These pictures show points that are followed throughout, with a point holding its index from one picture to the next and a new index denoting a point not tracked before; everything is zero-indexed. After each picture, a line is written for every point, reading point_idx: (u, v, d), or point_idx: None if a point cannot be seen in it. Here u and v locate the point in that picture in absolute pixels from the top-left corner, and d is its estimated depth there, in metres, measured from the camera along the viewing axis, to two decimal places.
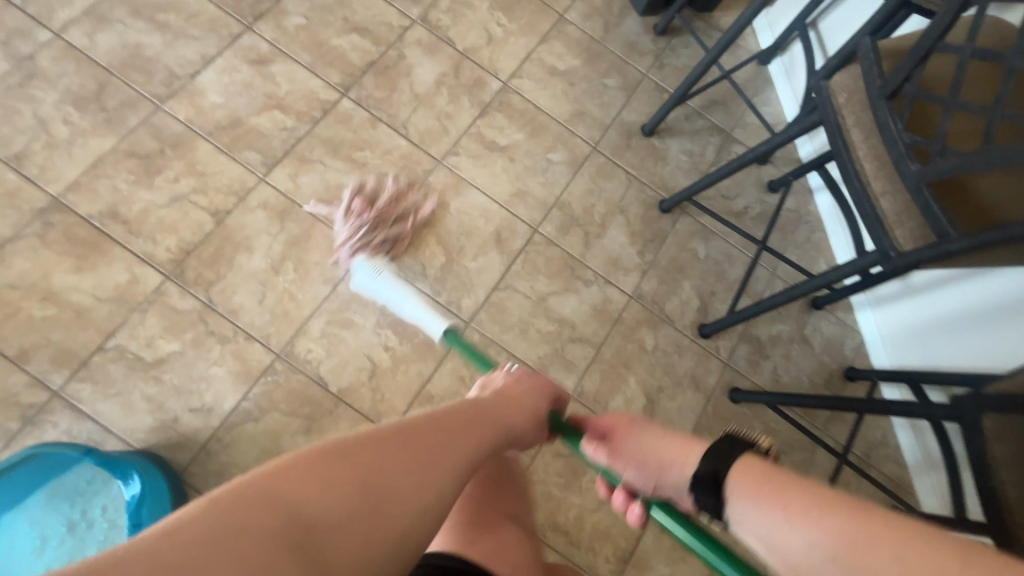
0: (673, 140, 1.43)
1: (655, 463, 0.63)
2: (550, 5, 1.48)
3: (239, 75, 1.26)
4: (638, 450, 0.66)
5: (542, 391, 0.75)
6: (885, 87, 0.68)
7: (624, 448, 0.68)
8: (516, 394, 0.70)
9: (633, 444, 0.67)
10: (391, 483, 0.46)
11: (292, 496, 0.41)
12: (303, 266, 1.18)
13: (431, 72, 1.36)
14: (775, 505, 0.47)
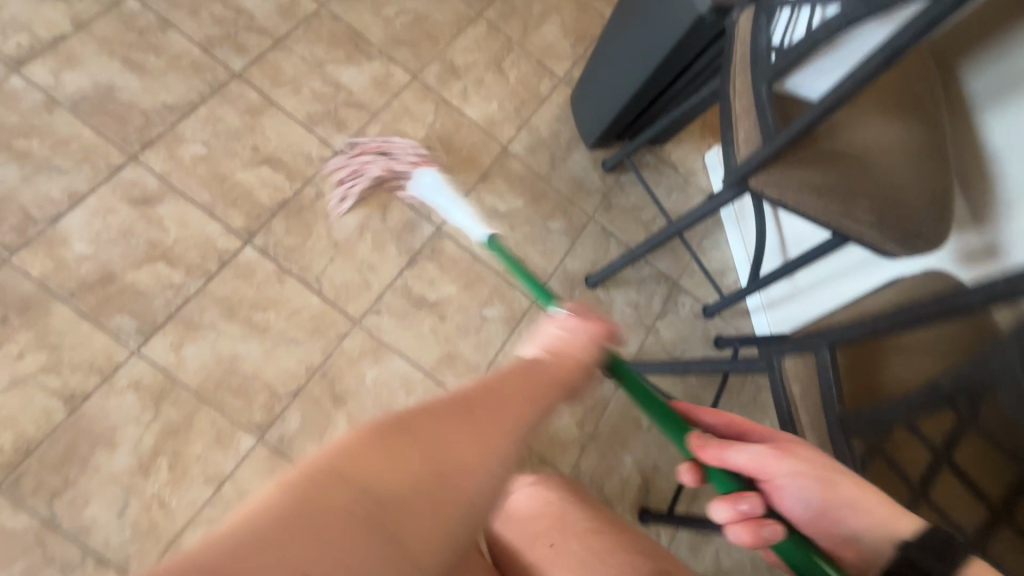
0: (618, 291, 1.33)
1: (871, 516, 0.55)
2: (492, 134, 1.36)
3: (117, 218, 1.06)
4: (803, 458, 0.58)
5: (600, 342, 0.60)
6: (844, 425, 0.66)
7: (772, 470, 0.57)
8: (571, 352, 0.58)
9: (797, 465, 0.58)
10: (466, 466, 0.42)
11: (366, 472, 0.38)
12: (179, 462, 0.99)
13: (353, 214, 1.21)
14: None
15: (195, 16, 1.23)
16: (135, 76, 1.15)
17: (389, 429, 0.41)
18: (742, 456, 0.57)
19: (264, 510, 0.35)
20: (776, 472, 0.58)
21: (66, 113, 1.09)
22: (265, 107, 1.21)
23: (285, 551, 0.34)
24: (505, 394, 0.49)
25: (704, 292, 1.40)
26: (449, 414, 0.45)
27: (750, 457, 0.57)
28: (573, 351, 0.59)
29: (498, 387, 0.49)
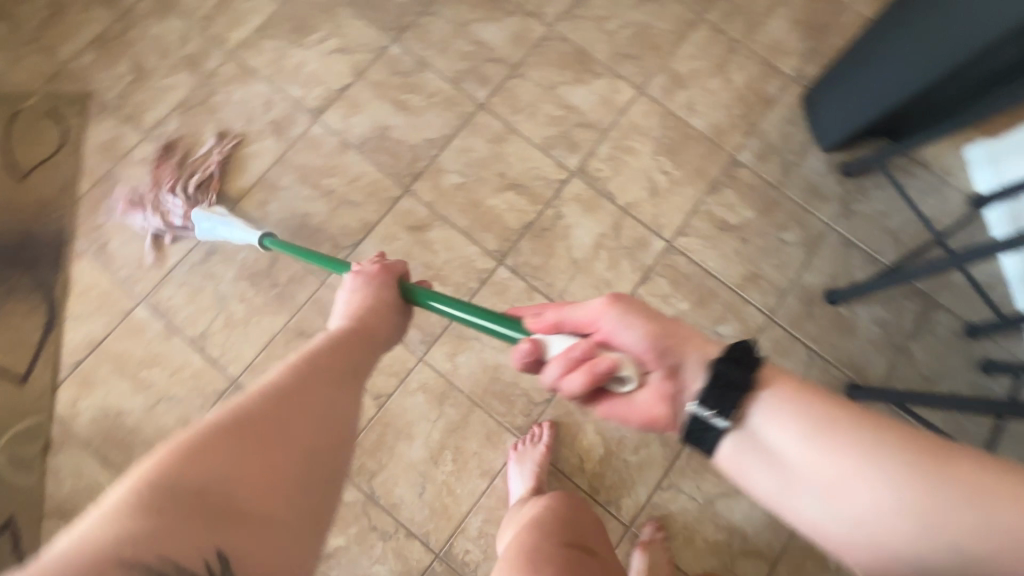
0: (860, 307, 1.25)
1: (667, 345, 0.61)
2: (720, 144, 1.32)
3: (399, 244, 1.24)
4: (628, 309, 0.63)
5: (381, 285, 0.78)
6: None
7: (602, 318, 0.64)
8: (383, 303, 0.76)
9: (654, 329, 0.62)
10: (269, 457, 0.48)
11: (219, 470, 0.45)
12: (461, 457, 1.15)
13: (589, 232, 1.27)
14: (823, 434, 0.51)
15: (444, 53, 1.36)
16: (403, 116, 1.32)
17: (241, 425, 0.48)
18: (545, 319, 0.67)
19: (178, 471, 0.43)
20: (605, 323, 0.64)
21: (356, 153, 1.29)
22: (507, 134, 1.31)
23: (160, 533, 0.40)
24: (307, 377, 0.58)
25: (966, 309, 1.25)
26: (268, 410, 0.51)
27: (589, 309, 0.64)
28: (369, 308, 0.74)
29: (300, 367, 0.59)
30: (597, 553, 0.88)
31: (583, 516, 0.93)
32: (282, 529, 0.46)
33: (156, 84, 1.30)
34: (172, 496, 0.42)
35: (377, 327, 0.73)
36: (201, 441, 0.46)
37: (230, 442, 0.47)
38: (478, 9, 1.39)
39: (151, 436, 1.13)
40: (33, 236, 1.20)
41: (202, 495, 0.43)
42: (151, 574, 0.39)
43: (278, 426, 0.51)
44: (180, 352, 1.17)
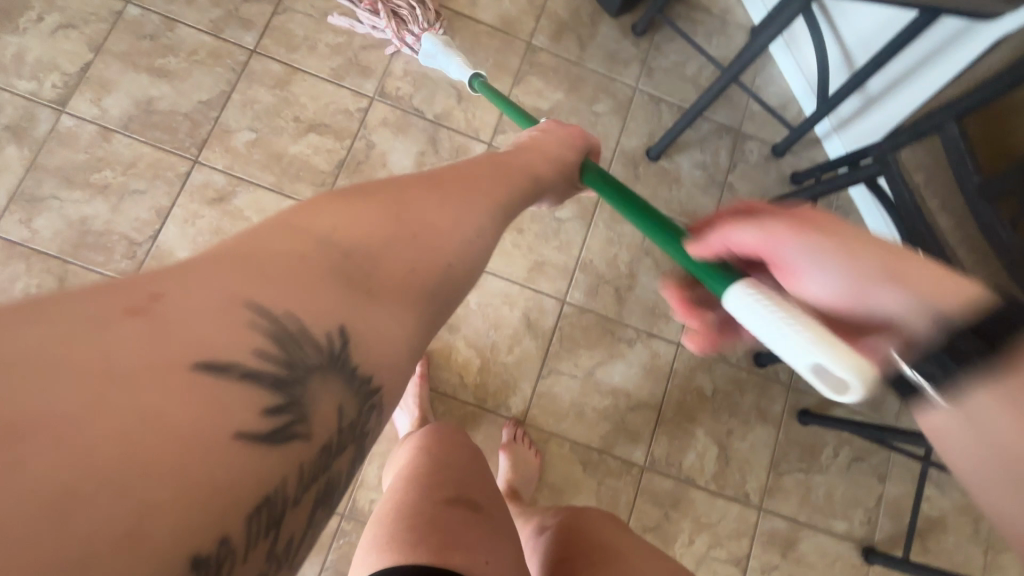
0: (681, 156, 1.31)
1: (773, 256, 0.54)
2: (513, 33, 1.30)
3: (205, 222, 1.13)
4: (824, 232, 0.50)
5: (567, 135, 0.82)
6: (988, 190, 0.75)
7: (778, 247, 0.52)
8: (540, 141, 0.78)
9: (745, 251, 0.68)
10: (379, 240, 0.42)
11: (327, 228, 0.41)
12: None
13: (406, 155, 1.22)
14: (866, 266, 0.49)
15: (192, 3, 1.20)
16: (165, 83, 1.17)
17: (360, 193, 0.45)
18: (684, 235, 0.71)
19: (320, 227, 0.40)
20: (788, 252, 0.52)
21: (122, 137, 1.14)
22: (290, 75, 1.21)
23: (240, 280, 0.34)
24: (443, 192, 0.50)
25: (769, 133, 1.34)
26: (397, 192, 0.47)
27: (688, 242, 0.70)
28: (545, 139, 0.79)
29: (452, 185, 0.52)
30: (487, 512, 0.74)
31: (470, 466, 0.80)
32: (397, 308, 0.40)
33: None
34: (307, 252, 0.38)
35: (533, 157, 0.72)
36: (323, 203, 0.43)
37: (350, 208, 0.43)
38: None
39: None
40: None
41: (332, 251, 0.39)
42: (273, 330, 0.33)
43: (399, 202, 0.46)
44: None
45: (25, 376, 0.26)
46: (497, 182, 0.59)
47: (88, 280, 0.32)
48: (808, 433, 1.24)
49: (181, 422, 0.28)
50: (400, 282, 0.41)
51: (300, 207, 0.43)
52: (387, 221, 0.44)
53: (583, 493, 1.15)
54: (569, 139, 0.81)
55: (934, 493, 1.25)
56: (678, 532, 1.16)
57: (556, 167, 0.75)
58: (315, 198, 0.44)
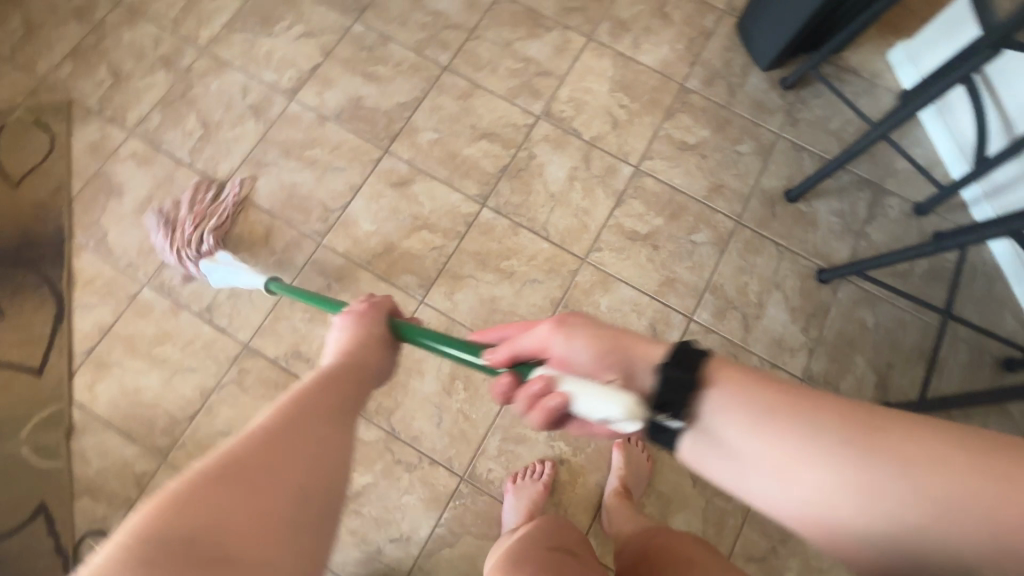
0: (819, 202, 1.36)
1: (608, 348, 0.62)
2: (669, 76, 1.44)
3: (386, 201, 1.31)
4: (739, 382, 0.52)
5: (371, 318, 0.76)
6: None
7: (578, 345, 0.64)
8: (353, 341, 0.72)
9: (606, 346, 0.62)
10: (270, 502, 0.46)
11: (195, 522, 0.42)
12: (472, 385, 1.21)
13: (561, 168, 1.36)
14: (755, 410, 0.50)
15: (405, 26, 1.45)
16: (374, 85, 1.40)
17: (228, 466, 0.46)
18: (542, 328, 0.66)
19: (122, 544, 0.40)
20: (560, 348, 0.65)
21: (334, 125, 1.37)
22: (473, 90, 1.41)
23: None
24: (289, 417, 0.53)
25: (912, 191, 1.36)
26: (249, 448, 0.48)
27: (542, 337, 0.66)
28: (365, 339, 0.72)
29: (294, 407, 0.54)
30: (581, 555, 0.82)
31: (561, 527, 0.87)
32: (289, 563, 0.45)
33: (134, 86, 1.37)
34: (135, 568, 0.39)
35: (363, 359, 0.70)
36: (190, 490, 0.43)
37: (212, 490, 0.44)
38: None
39: (170, 406, 1.16)
40: (34, 237, 1.24)
41: (180, 546, 0.41)
42: None
43: (263, 454, 0.48)
44: (190, 325, 1.22)
45: None
46: (324, 402, 0.57)
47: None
48: None
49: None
50: (278, 547, 0.45)
51: (174, 497, 0.43)
52: (213, 488, 0.44)
53: (690, 508, 1.16)
54: (382, 328, 0.76)
55: None
56: (786, 570, 1.13)
57: (372, 368, 0.70)
58: (195, 481, 0.44)
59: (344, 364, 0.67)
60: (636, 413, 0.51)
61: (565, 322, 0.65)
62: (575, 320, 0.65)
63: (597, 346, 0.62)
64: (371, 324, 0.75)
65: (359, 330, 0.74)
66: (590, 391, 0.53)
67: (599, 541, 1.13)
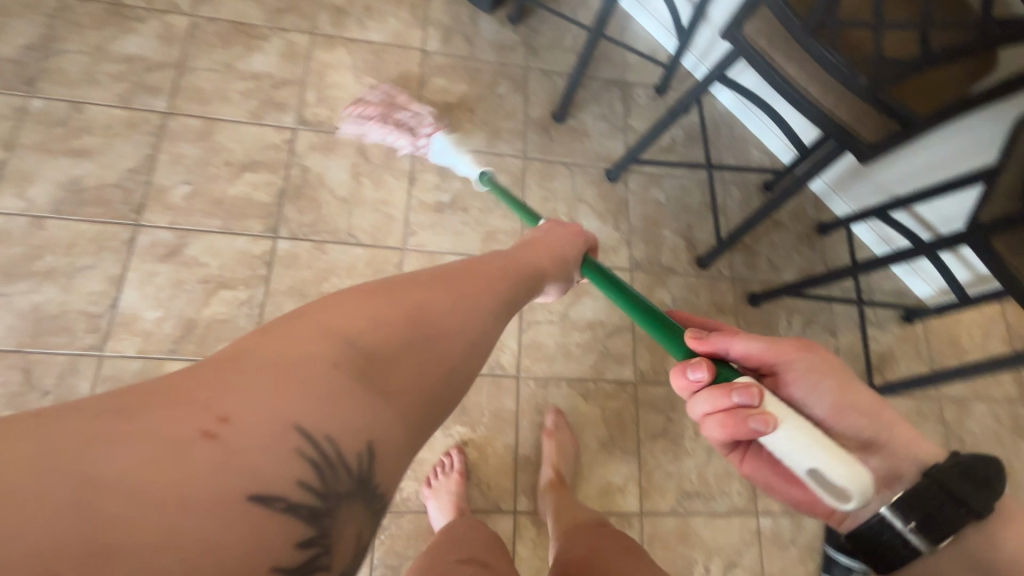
0: (583, 113, 1.48)
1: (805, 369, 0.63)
2: (407, 46, 1.43)
3: (162, 278, 1.14)
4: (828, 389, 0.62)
5: (570, 237, 0.86)
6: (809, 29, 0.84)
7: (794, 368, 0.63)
8: (544, 240, 0.81)
9: (830, 372, 0.63)
10: (426, 352, 0.45)
11: (361, 338, 0.42)
12: None
13: (342, 170, 1.29)
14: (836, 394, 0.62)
15: (95, 82, 1.24)
16: (86, 160, 1.18)
17: (391, 301, 0.46)
18: (785, 344, 0.63)
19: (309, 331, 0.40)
20: (790, 368, 0.63)
21: (56, 221, 1.14)
22: (210, 125, 1.26)
23: (279, 399, 0.35)
24: (455, 285, 0.53)
25: (649, 77, 1.54)
26: (417, 294, 0.49)
27: (766, 353, 0.63)
28: (553, 241, 0.82)
29: (452, 276, 0.55)
30: (491, 564, 0.82)
31: (478, 536, 0.89)
32: (423, 430, 0.43)
33: None
34: (332, 360, 0.39)
35: (538, 254, 0.76)
36: (356, 306, 0.44)
37: (384, 317, 0.44)
38: (105, 26, 1.28)
39: None
40: None
41: (359, 353, 0.41)
42: (315, 452, 0.35)
43: (421, 311, 0.48)
44: None
45: (106, 499, 0.28)
46: (500, 287, 0.59)
47: (149, 387, 0.33)
48: (762, 313, 1.40)
49: (226, 517, 0.30)
50: (423, 404, 0.43)
51: (343, 307, 0.44)
52: (403, 325, 0.45)
53: (592, 422, 1.23)
54: (570, 239, 0.85)
55: (875, 331, 1.45)
56: (684, 429, 1.26)
57: (540, 269, 0.73)
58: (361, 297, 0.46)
59: (521, 253, 0.71)
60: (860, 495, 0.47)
61: (811, 349, 0.63)
62: (823, 352, 0.63)
63: (833, 393, 0.63)
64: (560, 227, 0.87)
65: (555, 233, 0.85)
66: (804, 445, 0.51)
67: (528, 495, 1.16)
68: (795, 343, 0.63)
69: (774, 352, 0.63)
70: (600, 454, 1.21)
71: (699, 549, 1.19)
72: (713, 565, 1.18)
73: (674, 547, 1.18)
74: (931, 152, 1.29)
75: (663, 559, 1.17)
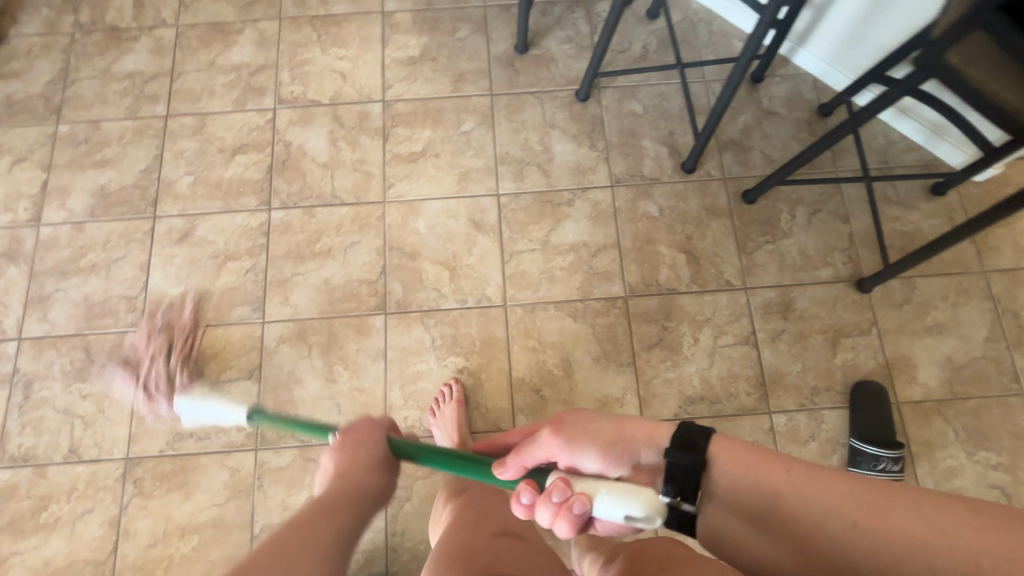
0: (547, 39, 1.45)
1: (580, 440, 0.69)
2: (367, 11, 1.48)
3: (181, 258, 1.30)
4: (605, 441, 0.68)
5: (368, 439, 0.83)
6: None
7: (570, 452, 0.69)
8: (352, 461, 0.80)
9: (594, 434, 0.69)
10: None
11: None
12: (349, 362, 1.22)
13: (320, 138, 1.38)
14: (614, 436, 0.68)
15: (108, 100, 1.41)
16: (109, 168, 1.36)
17: None
18: (544, 439, 0.71)
19: None
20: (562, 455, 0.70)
21: (92, 223, 1.32)
22: (203, 120, 1.39)
23: None
24: (255, 572, 0.55)
25: None
26: None
27: (538, 452, 0.71)
28: (357, 464, 0.79)
29: (248, 566, 0.56)
30: (528, 538, 0.85)
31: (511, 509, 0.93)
32: None
33: None
34: None
35: (343, 489, 0.74)
36: None
37: None
38: (109, 51, 1.45)
39: (87, 554, 1.13)
40: None
41: None
42: None
43: None
44: (62, 476, 1.17)
45: None
46: (315, 547, 0.61)
47: None
48: (760, 209, 1.31)
49: None
50: None
51: None
52: None
53: (584, 340, 1.24)
54: (369, 442, 0.83)
55: (898, 210, 1.31)
56: (681, 336, 1.23)
57: (365, 496, 0.75)
58: None
59: (333, 494, 0.73)
60: (653, 507, 0.58)
61: (564, 425, 0.70)
62: (573, 416, 0.71)
63: (591, 446, 0.68)
64: (357, 428, 0.85)
65: (348, 446, 0.82)
66: (613, 502, 0.59)
67: (526, 415, 1.19)
68: (550, 425, 0.71)
69: (546, 456, 0.71)
70: (595, 370, 1.22)
71: None
72: None
73: None
74: None
75: None
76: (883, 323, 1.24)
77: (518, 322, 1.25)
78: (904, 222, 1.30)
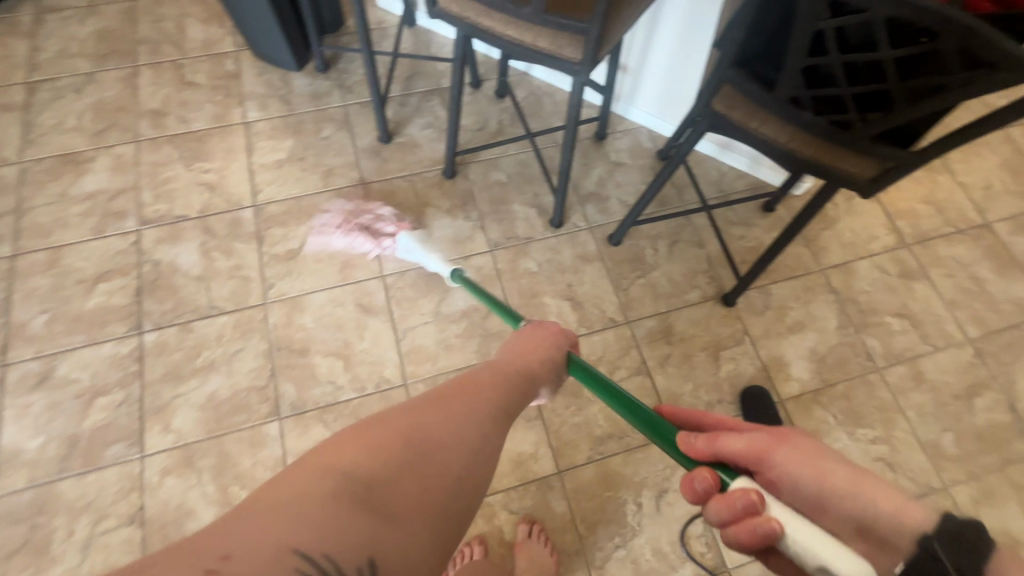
0: (409, 128, 1.55)
1: (802, 461, 0.57)
2: (228, 123, 1.52)
3: (38, 406, 1.17)
4: (827, 474, 0.56)
5: (554, 341, 0.80)
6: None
7: (774, 456, 0.58)
8: (529, 347, 0.77)
9: (819, 466, 0.57)
10: (422, 480, 0.48)
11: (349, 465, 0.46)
12: (246, 480, 1.14)
13: (191, 252, 1.35)
14: (827, 481, 0.56)
15: None
16: None
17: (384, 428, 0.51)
18: (756, 438, 0.59)
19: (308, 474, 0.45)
20: (771, 461, 0.58)
21: None
22: (57, 253, 1.32)
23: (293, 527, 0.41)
24: (441, 405, 0.56)
25: None
26: (407, 421, 0.52)
27: (743, 445, 0.59)
28: (537, 350, 0.77)
29: (437, 397, 0.57)
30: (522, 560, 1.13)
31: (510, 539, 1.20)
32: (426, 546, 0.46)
33: None
34: (337, 494, 0.44)
35: (529, 360, 0.74)
36: (351, 431, 0.50)
37: (375, 457, 0.48)
38: None
39: None
40: None
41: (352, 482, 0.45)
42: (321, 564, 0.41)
43: (407, 439, 0.50)
44: None
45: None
46: (487, 398, 0.61)
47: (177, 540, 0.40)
48: (627, 249, 1.44)
49: None
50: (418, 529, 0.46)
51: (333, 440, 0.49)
52: (400, 446, 0.49)
53: None
54: (550, 343, 0.79)
55: (742, 229, 1.49)
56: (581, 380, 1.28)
57: (532, 378, 0.72)
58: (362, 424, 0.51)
59: (511, 367, 0.71)
60: None
61: (787, 442, 0.58)
62: (803, 441, 0.58)
63: (811, 473, 0.56)
64: (545, 328, 0.82)
65: (534, 336, 0.80)
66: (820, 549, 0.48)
67: None
68: (765, 438, 0.59)
69: (721, 452, 0.60)
70: None
71: (627, 488, 1.18)
72: (644, 499, 1.17)
73: (601, 494, 1.17)
74: (698, 49, 1.32)
75: (593, 509, 1.16)
76: (753, 330, 1.37)
77: (421, 398, 1.24)
78: (749, 239, 1.47)
